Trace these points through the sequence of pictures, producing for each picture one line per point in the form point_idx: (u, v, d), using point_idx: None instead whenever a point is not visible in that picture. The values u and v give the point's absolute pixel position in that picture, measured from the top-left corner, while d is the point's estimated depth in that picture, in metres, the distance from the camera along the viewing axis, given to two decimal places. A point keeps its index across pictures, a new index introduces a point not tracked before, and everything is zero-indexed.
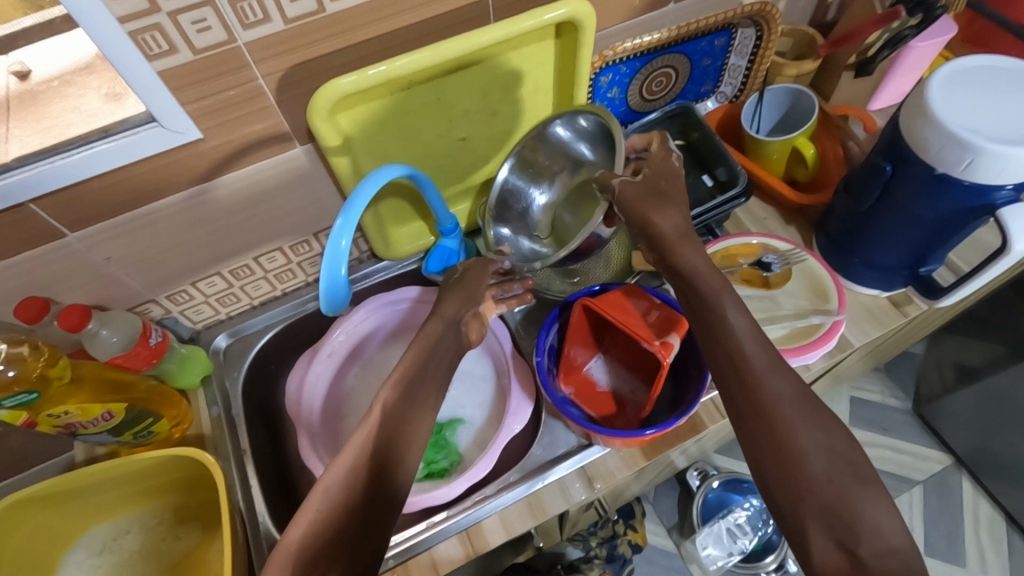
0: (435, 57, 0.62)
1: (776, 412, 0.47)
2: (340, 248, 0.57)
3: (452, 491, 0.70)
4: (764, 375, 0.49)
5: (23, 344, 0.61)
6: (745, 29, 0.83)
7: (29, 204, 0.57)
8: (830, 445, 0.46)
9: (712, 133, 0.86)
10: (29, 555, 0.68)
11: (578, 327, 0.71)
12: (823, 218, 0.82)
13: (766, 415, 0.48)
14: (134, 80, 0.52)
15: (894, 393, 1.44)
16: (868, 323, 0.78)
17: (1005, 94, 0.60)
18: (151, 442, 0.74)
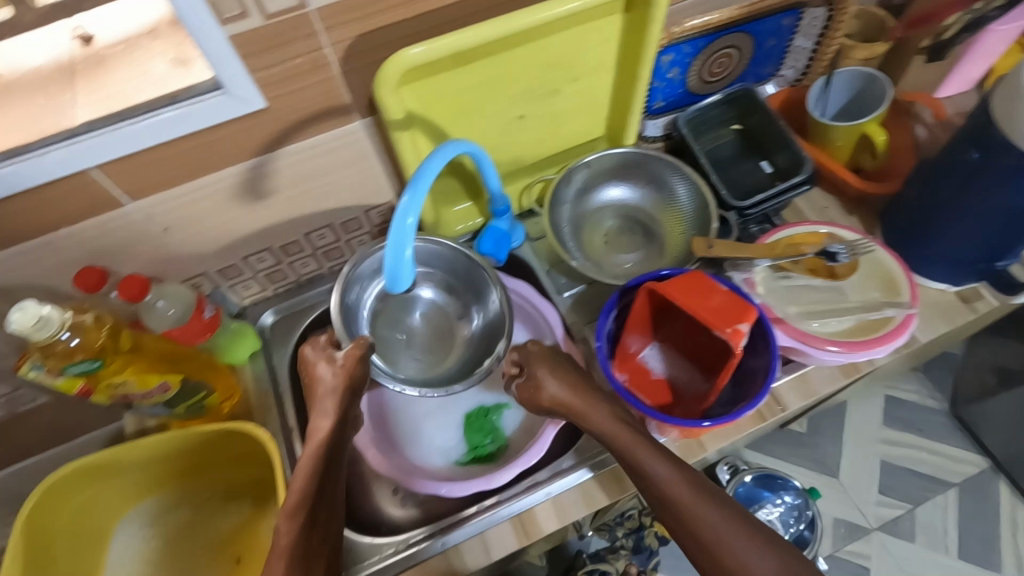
0: (504, 29, 0.60)
1: (686, 510, 0.56)
2: (405, 225, 0.55)
3: (504, 477, 0.69)
4: (674, 490, 0.57)
5: (87, 314, 0.61)
6: (814, 9, 0.79)
7: (93, 170, 0.56)
8: (752, 545, 0.54)
9: (774, 115, 0.83)
10: (82, 525, 0.69)
11: (639, 313, 0.69)
12: (889, 209, 0.79)
13: (683, 520, 0.56)
14: (205, 44, 0.51)
15: (932, 394, 1.40)
16: (935, 318, 0.75)
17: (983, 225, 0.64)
18: (201, 416, 0.74)
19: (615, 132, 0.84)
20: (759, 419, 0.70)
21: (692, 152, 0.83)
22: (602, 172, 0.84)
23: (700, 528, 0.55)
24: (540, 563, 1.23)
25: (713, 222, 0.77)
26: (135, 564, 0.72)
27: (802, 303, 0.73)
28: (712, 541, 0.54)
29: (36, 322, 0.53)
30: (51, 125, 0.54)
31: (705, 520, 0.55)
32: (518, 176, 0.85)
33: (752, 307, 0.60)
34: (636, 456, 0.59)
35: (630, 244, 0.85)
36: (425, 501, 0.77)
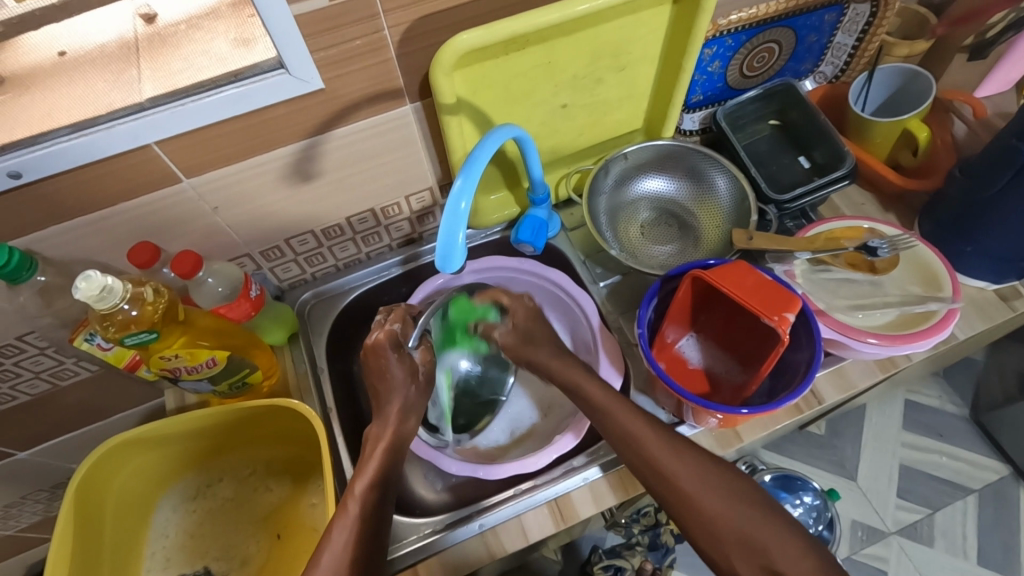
0: (559, 16, 0.61)
1: (696, 503, 0.56)
2: (460, 209, 0.56)
3: (540, 461, 0.70)
4: (687, 486, 0.57)
5: (146, 286, 0.62)
6: (859, 5, 0.79)
7: (153, 146, 0.57)
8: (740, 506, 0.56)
9: (815, 111, 0.83)
10: (127, 496, 0.71)
11: (681, 303, 0.69)
12: (931, 203, 0.78)
13: (691, 516, 0.56)
14: (271, 23, 0.52)
15: (952, 399, 1.39)
16: (972, 316, 0.75)
17: None
18: (243, 394, 0.75)
19: (653, 124, 0.85)
20: (796, 411, 0.71)
21: (731, 145, 0.83)
22: (640, 164, 0.85)
23: (713, 519, 0.55)
24: (554, 557, 1.24)
25: (752, 215, 0.78)
26: (177, 535, 0.73)
27: (842, 297, 0.73)
28: (726, 522, 0.55)
29: (100, 293, 0.54)
30: (117, 100, 0.55)
31: (717, 507, 0.55)
32: (557, 166, 0.85)
33: (797, 298, 0.60)
34: (657, 465, 0.58)
35: (669, 237, 0.85)
36: (458, 485, 0.77)
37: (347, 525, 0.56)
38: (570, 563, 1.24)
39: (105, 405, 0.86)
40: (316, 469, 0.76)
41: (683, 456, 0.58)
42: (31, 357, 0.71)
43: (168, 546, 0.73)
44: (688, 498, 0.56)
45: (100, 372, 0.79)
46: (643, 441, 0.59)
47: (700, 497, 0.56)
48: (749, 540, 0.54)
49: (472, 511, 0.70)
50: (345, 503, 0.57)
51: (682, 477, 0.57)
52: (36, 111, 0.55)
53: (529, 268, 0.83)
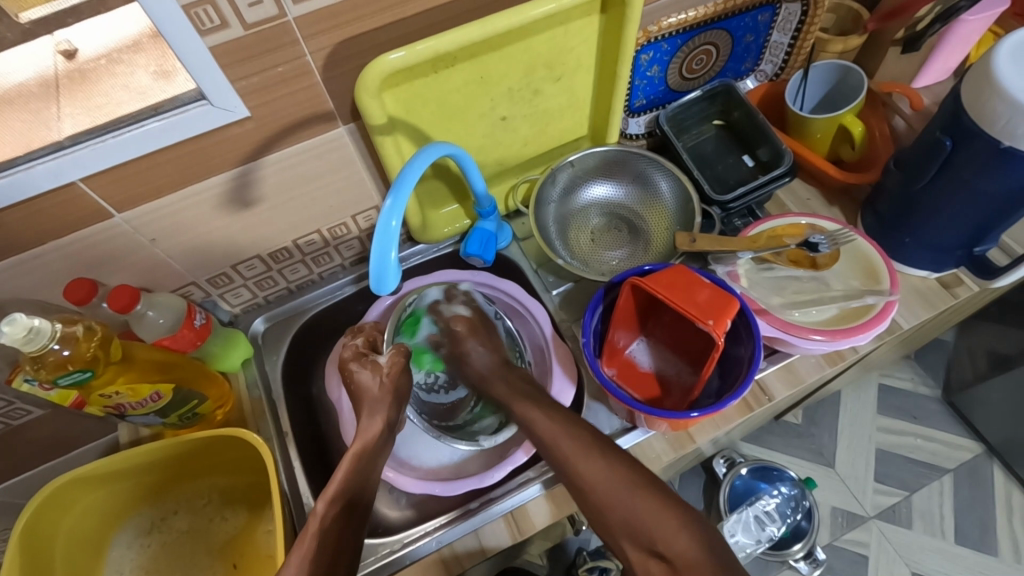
0: (483, 31, 0.61)
1: (608, 504, 0.59)
2: (390, 228, 0.55)
3: (496, 475, 0.71)
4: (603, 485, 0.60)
5: (77, 324, 0.61)
6: (790, 5, 0.80)
7: (79, 183, 0.57)
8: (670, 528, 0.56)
9: (754, 111, 0.84)
10: (79, 533, 0.70)
11: (625, 309, 0.69)
12: (872, 195, 0.80)
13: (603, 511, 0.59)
14: (186, 55, 0.52)
15: (924, 381, 1.40)
16: (917, 305, 0.77)
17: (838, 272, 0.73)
18: (195, 424, 0.75)
19: (598, 131, 0.85)
20: (746, 409, 0.71)
21: (674, 148, 0.84)
22: (587, 171, 0.85)
23: (615, 513, 0.58)
24: (541, 561, 1.23)
25: (696, 217, 0.79)
26: (134, 571, 0.73)
27: (786, 295, 0.74)
28: (629, 522, 0.57)
29: (26, 335, 0.55)
30: (36, 139, 0.55)
31: (624, 510, 0.58)
32: (504, 177, 0.86)
33: (733, 299, 0.61)
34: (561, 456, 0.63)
35: (618, 242, 0.85)
36: (421, 501, 0.77)
37: (311, 535, 0.57)
38: (556, 565, 1.23)
39: (62, 442, 0.85)
40: (271, 496, 0.75)
41: (594, 455, 0.62)
42: None
43: None
44: (598, 491, 0.59)
45: (53, 409, 0.79)
46: (554, 439, 0.64)
47: (624, 515, 0.58)
48: (638, 526, 0.57)
49: (431, 527, 0.71)
50: (316, 508, 0.59)
51: (594, 479, 0.60)
52: None
53: (480, 280, 0.83)
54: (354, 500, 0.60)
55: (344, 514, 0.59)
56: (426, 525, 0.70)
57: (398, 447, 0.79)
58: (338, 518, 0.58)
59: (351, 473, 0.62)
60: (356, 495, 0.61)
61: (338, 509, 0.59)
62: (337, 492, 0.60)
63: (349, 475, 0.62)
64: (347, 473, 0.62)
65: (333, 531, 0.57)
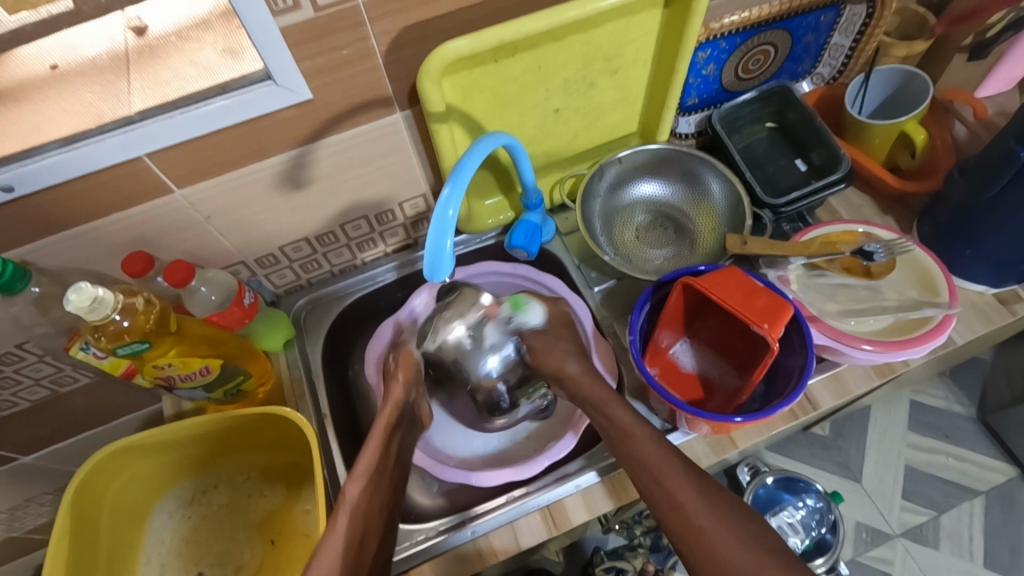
0: (548, 22, 0.61)
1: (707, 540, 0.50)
2: (447, 217, 0.54)
3: (534, 468, 0.71)
4: (698, 515, 0.51)
5: (137, 296, 0.63)
6: (854, 6, 0.78)
7: (144, 157, 0.58)
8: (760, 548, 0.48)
9: (812, 113, 0.82)
10: (125, 502, 0.72)
11: (674, 308, 0.69)
12: (930, 204, 0.78)
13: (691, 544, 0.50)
14: (258, 34, 0.52)
15: (958, 399, 1.36)
16: (972, 320, 0.74)
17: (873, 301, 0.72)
18: (238, 400, 0.76)
19: (648, 128, 0.84)
20: (791, 417, 0.70)
21: (726, 148, 0.82)
22: (635, 168, 0.84)
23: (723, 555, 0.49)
24: (556, 557, 1.22)
25: (747, 219, 0.77)
26: (174, 541, 0.75)
27: (837, 303, 0.73)
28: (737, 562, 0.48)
29: (91, 303, 0.56)
30: (107, 112, 0.56)
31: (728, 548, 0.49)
32: (551, 170, 0.85)
33: (789, 305, 0.60)
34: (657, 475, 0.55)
35: (663, 242, 0.84)
36: (453, 490, 0.77)
37: (345, 509, 0.55)
38: (572, 564, 1.22)
39: (103, 412, 0.87)
40: (309, 476, 0.77)
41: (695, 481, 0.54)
42: (30, 364, 0.72)
43: (165, 552, 0.74)
44: (696, 519, 0.51)
45: (99, 378, 0.80)
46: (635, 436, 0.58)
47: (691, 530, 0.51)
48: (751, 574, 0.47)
49: (465, 517, 0.71)
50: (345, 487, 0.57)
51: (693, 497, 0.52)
52: (29, 125, 0.56)
53: (522, 272, 0.83)
54: (379, 476, 0.59)
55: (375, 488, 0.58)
56: (462, 513, 0.71)
57: (433, 436, 0.79)
58: (367, 492, 0.57)
59: (382, 449, 0.61)
60: (382, 468, 0.60)
61: (365, 485, 0.57)
62: (365, 469, 0.58)
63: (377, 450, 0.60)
64: (377, 448, 0.61)
65: (365, 505, 0.56)
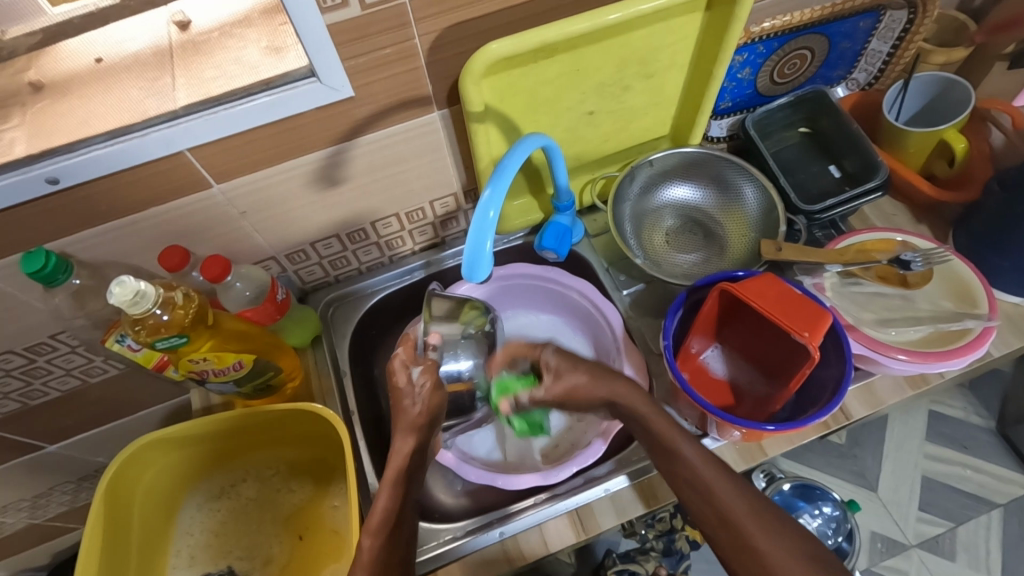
0: (592, 24, 0.61)
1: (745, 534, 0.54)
2: (487, 219, 0.54)
3: (561, 473, 0.70)
4: (742, 520, 0.55)
5: (176, 290, 0.63)
6: (894, 12, 0.77)
7: (186, 153, 0.58)
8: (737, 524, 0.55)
9: (847, 119, 0.81)
10: (155, 494, 0.73)
11: (708, 314, 0.68)
12: (965, 213, 0.77)
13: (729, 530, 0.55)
14: (305, 32, 0.52)
15: (978, 411, 1.35)
16: (1007, 332, 0.73)
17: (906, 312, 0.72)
18: (267, 396, 0.76)
19: (680, 131, 0.83)
20: (822, 427, 0.69)
21: (759, 153, 0.82)
22: (665, 171, 0.84)
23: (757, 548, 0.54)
24: (568, 559, 1.21)
25: (780, 225, 0.77)
26: (202, 534, 0.75)
27: (871, 312, 0.72)
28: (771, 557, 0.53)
29: (133, 297, 0.56)
30: (152, 107, 0.56)
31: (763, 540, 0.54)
32: (581, 172, 0.85)
33: (826, 313, 0.60)
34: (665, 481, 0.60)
35: (692, 247, 0.84)
36: (478, 491, 0.77)
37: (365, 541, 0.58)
38: (583, 566, 1.22)
39: (130, 403, 0.88)
40: (336, 472, 0.77)
41: (731, 479, 0.57)
42: (63, 354, 0.73)
43: (194, 544, 0.74)
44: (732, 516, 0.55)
45: (128, 369, 0.81)
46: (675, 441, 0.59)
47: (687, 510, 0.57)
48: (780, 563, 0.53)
49: (493, 518, 0.71)
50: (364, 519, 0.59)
51: (729, 500, 0.56)
52: (74, 118, 0.56)
53: (551, 273, 0.83)
54: (394, 529, 0.58)
55: (388, 546, 0.57)
56: (488, 514, 0.71)
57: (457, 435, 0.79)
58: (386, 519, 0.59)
59: (392, 498, 0.60)
60: (396, 522, 0.59)
61: (384, 540, 0.57)
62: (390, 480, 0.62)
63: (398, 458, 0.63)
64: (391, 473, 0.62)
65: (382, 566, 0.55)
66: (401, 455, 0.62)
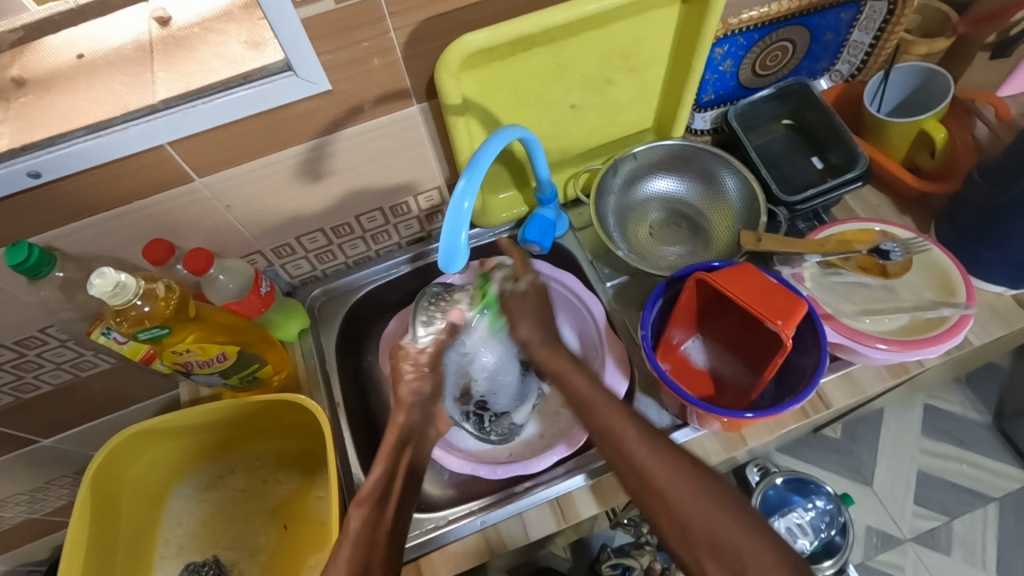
0: (568, 15, 0.62)
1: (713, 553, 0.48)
2: (462, 209, 0.55)
3: (543, 463, 0.71)
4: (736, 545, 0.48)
5: (158, 282, 0.65)
6: (875, 2, 0.77)
7: (166, 147, 0.59)
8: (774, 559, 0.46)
9: (831, 112, 0.82)
10: (143, 483, 0.74)
11: (687, 304, 0.69)
12: (947, 205, 0.77)
13: (664, 512, 0.51)
14: (281, 26, 0.53)
15: (973, 405, 1.34)
16: (990, 322, 0.73)
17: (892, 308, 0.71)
18: (255, 388, 0.77)
19: (663, 124, 0.84)
20: (803, 416, 0.70)
21: (742, 145, 0.82)
22: (650, 164, 0.84)
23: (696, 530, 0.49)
24: (564, 554, 1.21)
25: (761, 216, 0.77)
26: (191, 523, 0.76)
27: (853, 302, 0.73)
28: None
29: (114, 288, 0.57)
30: (132, 101, 0.57)
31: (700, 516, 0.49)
32: (566, 166, 0.85)
33: (802, 302, 0.60)
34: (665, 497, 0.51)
35: (676, 240, 0.84)
36: (463, 482, 0.78)
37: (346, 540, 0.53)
38: (579, 561, 1.22)
39: (122, 397, 0.89)
40: (324, 463, 0.78)
41: (667, 455, 0.53)
42: (53, 348, 0.74)
43: (182, 534, 0.76)
44: (668, 489, 0.51)
45: (119, 364, 0.82)
46: (624, 436, 0.55)
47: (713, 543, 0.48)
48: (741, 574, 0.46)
49: (475, 508, 0.71)
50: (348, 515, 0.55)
51: (666, 479, 0.52)
52: (56, 113, 0.57)
53: (537, 267, 0.83)
54: (384, 500, 0.57)
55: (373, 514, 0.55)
56: (472, 504, 0.71)
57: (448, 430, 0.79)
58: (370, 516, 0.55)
59: (387, 470, 0.59)
60: (386, 492, 0.57)
61: (370, 509, 0.55)
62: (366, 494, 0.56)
63: (380, 474, 0.58)
64: (382, 469, 0.59)
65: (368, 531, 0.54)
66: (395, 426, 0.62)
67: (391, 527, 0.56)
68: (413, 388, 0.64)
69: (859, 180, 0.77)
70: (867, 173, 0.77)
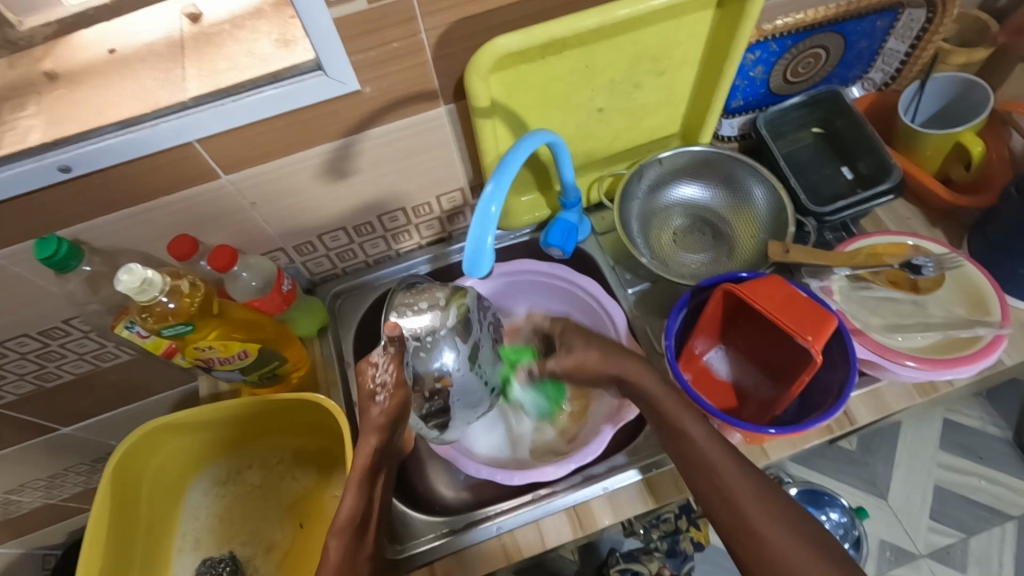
0: (602, 19, 0.61)
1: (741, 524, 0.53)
2: (489, 214, 0.54)
3: (561, 470, 0.70)
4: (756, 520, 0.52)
5: (183, 278, 0.65)
6: (913, 10, 0.76)
7: (195, 144, 0.59)
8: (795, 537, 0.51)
9: (861, 120, 0.80)
10: (163, 476, 0.74)
11: (712, 314, 0.68)
12: (981, 218, 0.75)
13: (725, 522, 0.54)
14: (313, 25, 0.53)
15: (994, 420, 1.31)
16: (1023, 340, 0.72)
17: (923, 327, 0.70)
18: (273, 384, 0.77)
19: (691, 130, 0.83)
20: (827, 431, 0.68)
21: (771, 153, 0.81)
22: (675, 169, 0.83)
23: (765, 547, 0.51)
24: (572, 557, 1.20)
25: (789, 226, 0.75)
26: (208, 517, 0.77)
27: (883, 316, 0.71)
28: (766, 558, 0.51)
29: (140, 285, 0.58)
30: (162, 97, 0.57)
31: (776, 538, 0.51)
32: (590, 169, 0.84)
33: (833, 317, 0.59)
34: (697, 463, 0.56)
35: (698, 247, 0.83)
36: (478, 485, 0.78)
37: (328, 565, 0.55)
38: (587, 564, 1.21)
39: (142, 388, 0.89)
40: (340, 462, 0.78)
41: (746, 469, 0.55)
42: (76, 339, 0.75)
43: (200, 527, 0.76)
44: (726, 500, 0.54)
45: (139, 356, 0.82)
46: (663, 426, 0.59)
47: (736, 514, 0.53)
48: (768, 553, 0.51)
49: (489, 513, 0.71)
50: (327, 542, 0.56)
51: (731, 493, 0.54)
52: (86, 108, 0.57)
53: (557, 271, 0.83)
54: (360, 529, 0.58)
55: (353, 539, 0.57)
56: (487, 509, 0.71)
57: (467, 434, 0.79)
58: (346, 545, 0.57)
59: (362, 498, 0.58)
60: (363, 521, 0.58)
61: (346, 540, 0.57)
62: (345, 521, 0.57)
63: (355, 501, 0.58)
64: (356, 498, 0.58)
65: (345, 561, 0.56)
66: (366, 451, 0.59)
67: (366, 555, 0.59)
68: (384, 412, 0.58)
69: (892, 191, 0.75)
70: (901, 184, 0.74)
